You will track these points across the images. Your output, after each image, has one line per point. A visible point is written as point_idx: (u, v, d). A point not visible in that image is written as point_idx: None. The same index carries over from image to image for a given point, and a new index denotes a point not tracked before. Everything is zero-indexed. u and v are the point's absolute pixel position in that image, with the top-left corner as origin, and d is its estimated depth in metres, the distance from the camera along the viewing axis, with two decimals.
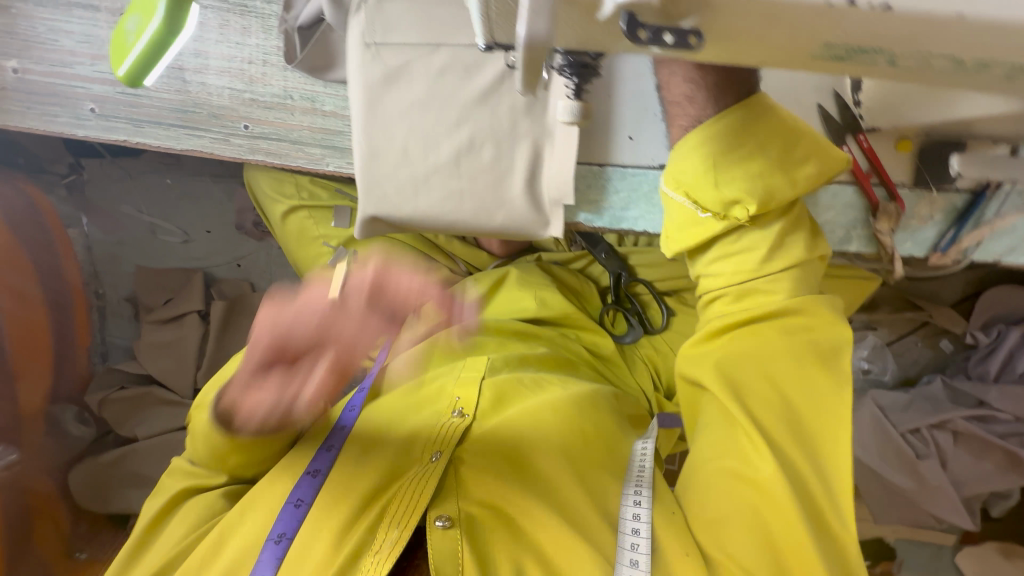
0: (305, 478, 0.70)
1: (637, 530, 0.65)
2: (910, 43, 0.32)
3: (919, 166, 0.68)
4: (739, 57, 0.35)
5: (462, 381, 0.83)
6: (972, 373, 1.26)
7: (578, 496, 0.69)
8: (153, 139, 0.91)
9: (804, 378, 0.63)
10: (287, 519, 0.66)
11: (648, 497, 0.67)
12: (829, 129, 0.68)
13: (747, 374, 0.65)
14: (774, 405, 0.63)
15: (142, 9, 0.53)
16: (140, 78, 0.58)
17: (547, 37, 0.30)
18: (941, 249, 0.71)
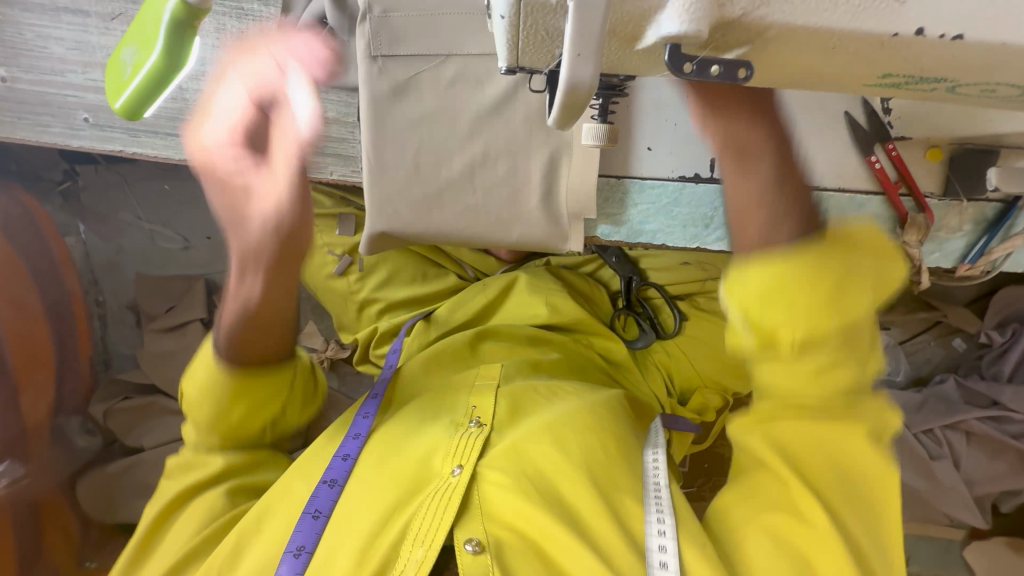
0: (322, 487, 0.70)
1: (664, 549, 0.61)
2: (977, 73, 0.34)
3: (951, 175, 0.66)
4: (794, 82, 0.37)
5: (478, 389, 0.80)
6: (985, 373, 1.25)
7: (602, 519, 0.63)
8: (150, 149, 0.87)
9: (854, 449, 0.57)
10: (306, 531, 0.65)
11: (670, 506, 0.66)
12: (857, 139, 0.66)
13: (794, 439, 0.59)
14: (820, 462, 0.58)
15: (139, 46, 0.62)
16: (136, 109, 0.65)
17: (593, 81, 0.31)
18: (969, 261, 0.70)
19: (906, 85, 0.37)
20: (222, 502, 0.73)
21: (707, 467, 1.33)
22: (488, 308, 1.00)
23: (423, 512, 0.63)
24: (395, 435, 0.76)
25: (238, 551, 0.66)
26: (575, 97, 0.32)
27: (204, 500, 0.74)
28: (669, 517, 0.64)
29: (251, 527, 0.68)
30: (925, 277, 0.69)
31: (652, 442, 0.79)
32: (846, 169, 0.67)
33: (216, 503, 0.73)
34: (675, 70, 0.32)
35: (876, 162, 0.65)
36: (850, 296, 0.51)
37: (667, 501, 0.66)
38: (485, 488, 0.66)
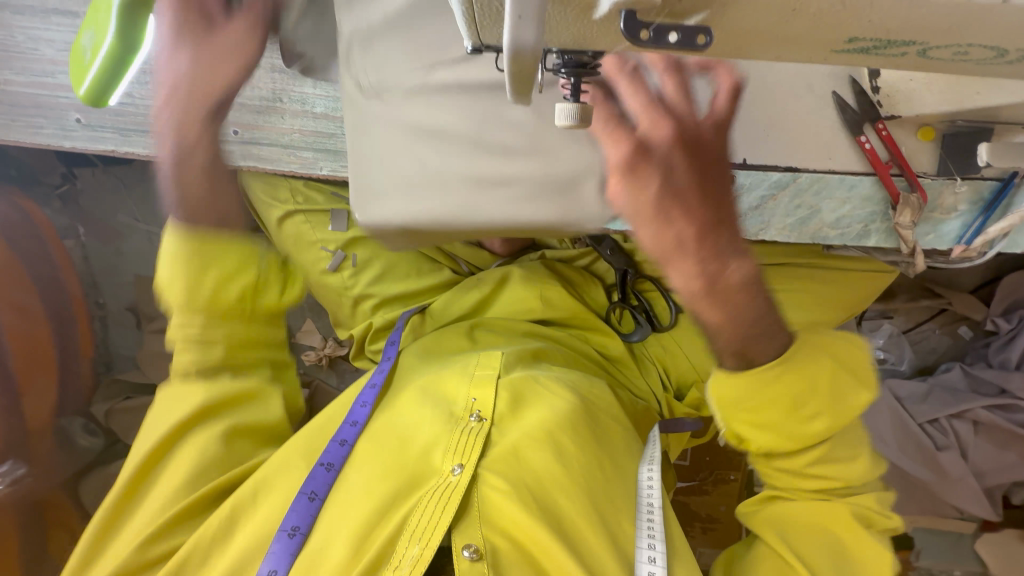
0: (302, 498, 0.66)
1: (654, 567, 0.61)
2: (946, 35, 0.33)
3: (943, 154, 0.64)
4: (755, 49, 0.37)
5: (478, 380, 0.77)
6: (992, 361, 1.21)
7: (593, 529, 0.63)
8: (141, 148, 0.88)
9: (849, 537, 0.65)
10: (300, 512, 0.65)
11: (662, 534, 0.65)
12: (846, 119, 0.64)
13: (797, 532, 0.67)
14: (817, 545, 0.65)
15: (99, 29, 0.64)
16: (100, 96, 0.68)
17: (536, 43, 0.33)
18: (965, 241, 0.68)
19: (874, 51, 0.36)
20: (213, 450, 0.72)
21: (709, 461, 1.30)
22: (482, 304, 0.98)
23: (422, 508, 0.62)
24: (395, 425, 0.74)
25: (233, 518, 0.66)
26: (520, 63, 0.34)
27: (195, 443, 0.73)
28: (660, 544, 0.63)
29: (248, 499, 0.68)
30: (920, 259, 0.68)
31: (648, 457, 0.76)
32: (837, 151, 0.65)
33: (208, 451, 0.72)
34: (631, 36, 0.34)
35: (866, 142, 0.63)
36: (808, 419, 0.62)
37: (660, 532, 0.65)
38: (485, 491, 0.65)
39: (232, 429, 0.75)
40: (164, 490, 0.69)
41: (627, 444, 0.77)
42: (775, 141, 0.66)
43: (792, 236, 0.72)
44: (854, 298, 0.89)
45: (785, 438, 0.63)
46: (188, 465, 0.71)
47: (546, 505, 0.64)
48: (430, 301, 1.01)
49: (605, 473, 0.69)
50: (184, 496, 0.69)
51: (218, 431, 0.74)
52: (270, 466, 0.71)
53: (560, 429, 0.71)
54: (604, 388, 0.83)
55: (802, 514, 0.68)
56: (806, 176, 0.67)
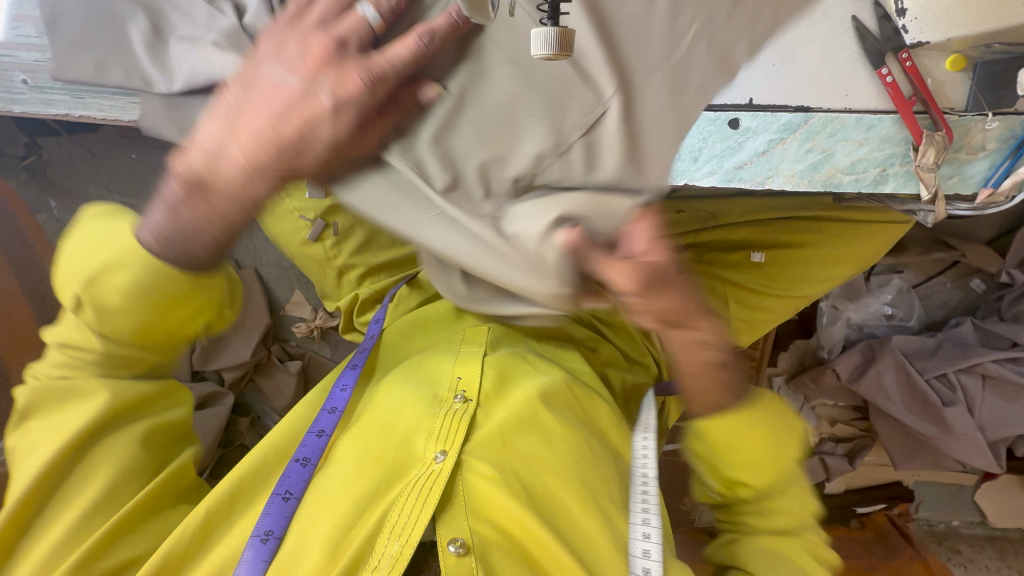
0: (294, 467, 0.66)
1: (649, 550, 0.61)
2: None
3: (974, 86, 0.57)
4: None
5: (463, 358, 0.77)
6: (1006, 315, 1.18)
7: (588, 520, 0.63)
8: (97, 110, 0.82)
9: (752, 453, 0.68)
10: (274, 515, 0.62)
11: (656, 504, 0.65)
12: (867, 48, 0.58)
13: (743, 470, 0.70)
14: (768, 472, 0.69)
15: None
16: None
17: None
18: (992, 184, 0.62)
19: None
20: (133, 457, 0.66)
21: None
22: None
23: (402, 505, 0.60)
24: (378, 408, 0.72)
25: (209, 528, 0.63)
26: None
27: (108, 454, 0.65)
28: (655, 518, 0.64)
29: (223, 508, 0.64)
30: (940, 207, 0.62)
31: (643, 425, 0.75)
32: (854, 86, 0.59)
33: (128, 458, 0.66)
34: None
35: (888, 75, 0.57)
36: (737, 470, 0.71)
37: (655, 506, 0.65)
38: (469, 477, 0.64)
39: (150, 431, 0.69)
40: (89, 494, 0.62)
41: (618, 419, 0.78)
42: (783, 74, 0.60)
43: (802, 184, 0.63)
44: (859, 251, 0.85)
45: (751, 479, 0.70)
46: (106, 472, 0.64)
47: (534, 491, 0.64)
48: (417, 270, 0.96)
49: (593, 452, 0.69)
50: (110, 490, 0.63)
51: (130, 439, 0.67)
52: (242, 468, 0.68)
53: (545, 406, 0.71)
54: (585, 366, 0.83)
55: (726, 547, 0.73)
56: (819, 115, 0.60)
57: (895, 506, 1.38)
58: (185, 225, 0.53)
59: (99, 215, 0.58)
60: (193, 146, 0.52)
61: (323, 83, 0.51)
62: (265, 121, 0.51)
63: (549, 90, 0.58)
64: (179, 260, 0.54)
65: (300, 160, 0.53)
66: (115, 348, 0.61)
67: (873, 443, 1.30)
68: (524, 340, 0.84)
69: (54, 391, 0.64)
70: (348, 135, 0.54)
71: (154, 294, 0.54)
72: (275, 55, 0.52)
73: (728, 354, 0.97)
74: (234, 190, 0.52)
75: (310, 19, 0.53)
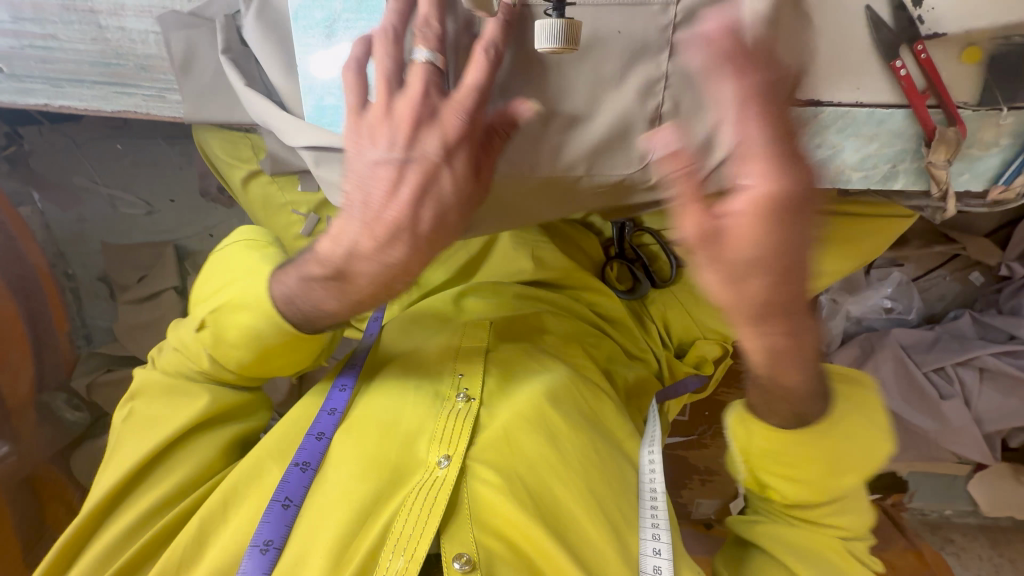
0: (293, 470, 0.65)
1: (659, 551, 0.63)
2: None
3: (988, 78, 0.55)
4: None
5: (466, 356, 0.76)
6: (1003, 308, 1.18)
7: (593, 526, 0.62)
8: (77, 100, 0.81)
9: (812, 451, 0.65)
10: (274, 523, 0.61)
11: (665, 522, 0.66)
12: (881, 39, 0.55)
13: (790, 465, 0.67)
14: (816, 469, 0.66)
15: None
16: None
17: None
18: (1003, 181, 0.61)
19: None
20: (208, 460, 0.71)
21: (709, 415, 1.28)
22: (472, 264, 0.92)
23: (406, 514, 0.60)
24: (376, 408, 0.70)
25: (203, 534, 0.62)
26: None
27: (191, 454, 0.70)
28: (665, 535, 0.64)
29: (217, 510, 0.64)
30: (951, 205, 0.62)
31: (649, 437, 0.76)
32: (867, 79, 0.56)
33: (203, 462, 0.70)
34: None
35: (902, 68, 0.55)
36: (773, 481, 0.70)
37: (664, 520, 0.66)
38: (475, 484, 0.63)
39: (227, 440, 0.73)
40: (161, 488, 0.67)
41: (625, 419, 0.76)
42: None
43: None
44: (863, 247, 0.82)
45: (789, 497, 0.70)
46: (181, 474, 0.69)
47: (538, 496, 0.63)
48: None
49: (599, 454, 0.68)
50: (182, 492, 0.68)
51: (215, 444, 0.72)
52: (236, 476, 0.66)
53: (549, 407, 0.70)
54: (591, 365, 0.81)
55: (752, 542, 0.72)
56: (829, 110, 0.58)
57: (888, 496, 1.38)
58: (318, 308, 0.63)
59: (239, 253, 0.73)
60: (329, 245, 0.59)
61: (433, 145, 0.55)
62: (382, 190, 0.56)
63: (565, 87, 0.55)
64: (300, 324, 0.66)
65: (444, 224, 0.57)
66: (218, 370, 0.72)
67: None
68: (530, 335, 0.82)
69: (162, 389, 0.72)
70: (470, 184, 0.56)
71: (268, 341, 0.67)
72: (366, 141, 0.55)
73: (728, 349, 0.94)
74: (371, 273, 0.58)
75: (380, 93, 0.55)
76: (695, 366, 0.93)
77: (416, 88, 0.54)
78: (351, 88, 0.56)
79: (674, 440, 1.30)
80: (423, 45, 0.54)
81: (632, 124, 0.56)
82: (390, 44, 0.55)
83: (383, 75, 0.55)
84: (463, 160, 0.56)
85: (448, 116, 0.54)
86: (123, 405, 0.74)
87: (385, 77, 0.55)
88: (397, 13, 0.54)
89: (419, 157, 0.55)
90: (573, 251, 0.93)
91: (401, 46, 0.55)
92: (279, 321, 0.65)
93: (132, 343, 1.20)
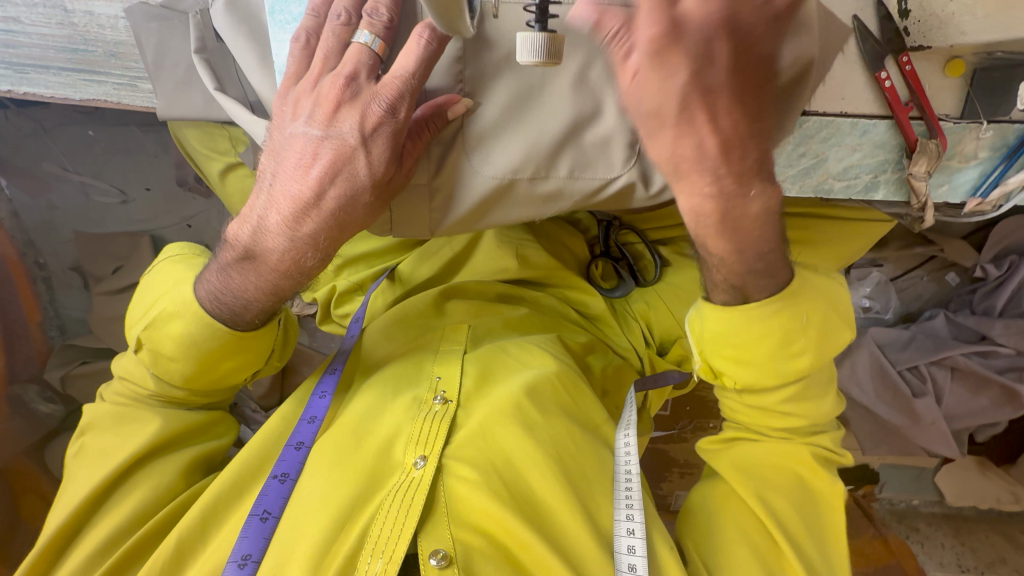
0: (272, 484, 0.66)
1: (632, 530, 0.63)
2: None
3: (970, 91, 0.56)
4: None
5: (443, 359, 0.76)
6: (977, 309, 1.19)
7: (576, 527, 0.62)
8: (42, 87, 0.78)
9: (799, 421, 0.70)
10: (253, 538, 0.62)
11: (640, 498, 0.65)
12: (866, 50, 0.55)
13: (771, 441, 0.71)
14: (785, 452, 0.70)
15: None
16: None
17: None
18: (981, 194, 0.62)
19: None
20: (167, 483, 0.69)
21: (689, 410, 1.30)
22: (455, 261, 0.91)
23: (385, 516, 0.60)
24: (349, 417, 0.70)
25: (180, 556, 0.62)
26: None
27: (147, 477, 0.69)
28: (639, 514, 0.64)
29: (196, 533, 0.63)
30: (929, 215, 0.61)
31: (625, 422, 0.74)
32: (851, 90, 0.57)
33: (159, 486, 0.68)
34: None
35: (886, 79, 0.55)
36: (793, 358, 0.64)
37: (639, 500, 0.65)
38: (451, 483, 0.63)
39: (189, 459, 0.72)
40: (121, 511, 0.66)
41: (601, 410, 0.76)
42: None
43: (794, 189, 0.62)
44: (848, 249, 0.80)
45: (764, 375, 0.65)
46: (139, 495, 0.67)
47: (517, 492, 0.63)
48: (398, 261, 0.93)
49: (579, 448, 0.68)
50: (141, 514, 0.66)
51: (174, 465, 0.70)
52: (215, 491, 0.66)
53: (527, 401, 0.70)
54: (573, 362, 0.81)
55: (773, 450, 0.70)
56: (814, 119, 0.58)
57: (860, 486, 1.39)
58: (239, 291, 0.63)
59: (175, 266, 0.73)
60: (244, 222, 0.61)
61: (350, 126, 0.54)
62: (299, 176, 0.56)
63: (534, 92, 0.55)
64: (230, 317, 0.65)
65: (353, 206, 0.57)
66: (168, 389, 0.72)
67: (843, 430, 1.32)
68: (509, 332, 0.82)
69: (119, 409, 0.72)
70: (386, 169, 0.56)
71: (206, 347, 0.66)
72: (292, 112, 0.56)
73: None
74: (283, 260, 0.60)
75: (314, 69, 0.55)
76: (676, 364, 0.91)
77: (347, 69, 0.53)
78: (293, 60, 0.56)
79: (656, 435, 1.32)
80: (366, 29, 0.53)
81: (582, 126, 0.56)
82: (337, 25, 0.54)
83: (322, 54, 0.55)
84: (380, 147, 0.55)
85: (365, 99, 0.54)
86: (75, 440, 0.73)
87: (324, 55, 0.54)
88: None
89: (339, 142, 0.55)
90: (558, 249, 0.92)
91: (349, 29, 0.55)
92: (210, 319, 0.65)
93: (106, 336, 1.17)
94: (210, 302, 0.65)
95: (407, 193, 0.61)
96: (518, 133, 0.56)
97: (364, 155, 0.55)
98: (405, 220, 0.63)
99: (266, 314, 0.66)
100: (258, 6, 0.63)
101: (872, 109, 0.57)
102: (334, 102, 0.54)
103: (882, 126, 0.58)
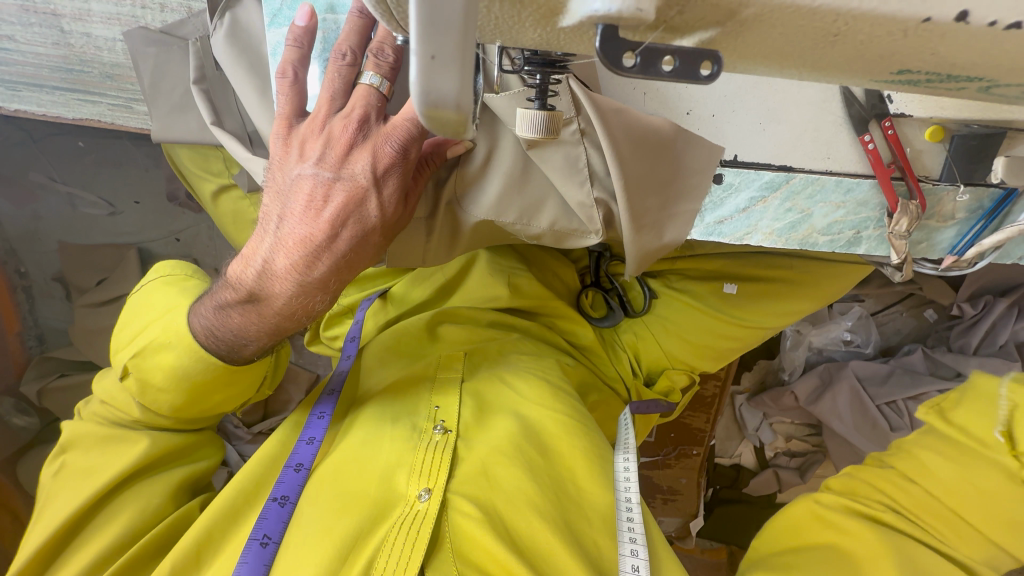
0: (272, 506, 0.65)
1: (637, 566, 0.60)
2: (933, 41, 0.28)
3: (949, 157, 0.59)
4: (766, 40, 0.30)
5: (441, 388, 0.76)
6: (953, 345, 1.23)
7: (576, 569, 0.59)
8: (34, 105, 0.78)
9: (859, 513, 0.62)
10: (252, 563, 0.60)
11: (644, 535, 0.63)
12: (851, 114, 0.59)
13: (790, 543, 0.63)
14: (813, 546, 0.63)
15: None
16: None
17: (457, 95, 0.26)
18: (957, 251, 0.64)
19: (924, 83, 0.33)
20: (154, 505, 0.68)
21: (674, 437, 1.29)
22: (448, 287, 0.91)
23: (389, 550, 0.60)
24: (349, 448, 0.70)
25: None
26: (439, 117, 0.27)
27: (132, 499, 0.67)
28: (644, 549, 0.62)
29: (189, 562, 0.62)
30: (908, 270, 0.63)
31: (623, 444, 0.75)
32: (836, 150, 0.60)
33: (147, 507, 0.67)
34: (613, 63, 0.28)
35: (870, 142, 0.58)
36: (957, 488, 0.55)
37: (642, 533, 0.63)
38: (456, 517, 0.63)
39: (175, 484, 0.71)
40: (105, 539, 0.64)
41: (599, 437, 0.75)
42: (735, 122, 0.60)
43: (779, 242, 0.63)
44: (829, 291, 0.82)
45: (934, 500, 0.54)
46: (124, 518, 0.66)
47: (516, 528, 0.63)
48: (390, 285, 0.93)
49: (574, 488, 0.68)
50: (123, 539, 0.64)
51: (161, 487, 0.69)
52: (208, 518, 0.64)
53: (525, 439, 0.70)
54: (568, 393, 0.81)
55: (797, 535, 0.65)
56: (800, 176, 0.60)
57: None
58: (239, 330, 0.63)
59: (162, 287, 0.72)
60: (248, 263, 0.61)
61: (360, 166, 0.54)
62: (311, 218, 0.56)
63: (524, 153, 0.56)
64: (225, 352, 0.64)
65: (363, 246, 0.58)
66: (153, 415, 0.71)
67: (824, 459, 1.33)
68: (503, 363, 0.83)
69: (98, 429, 0.71)
70: (396, 209, 0.57)
71: (196, 377, 0.65)
72: (298, 154, 0.56)
73: (696, 379, 0.92)
74: (288, 299, 0.60)
75: (321, 111, 0.55)
76: (664, 395, 0.91)
77: (356, 112, 0.53)
78: (285, 99, 0.57)
79: (641, 461, 1.33)
80: (371, 69, 0.52)
81: (563, 181, 0.55)
82: (343, 65, 0.54)
83: (327, 94, 0.55)
84: (389, 189, 0.55)
85: (375, 140, 0.53)
86: (52, 460, 0.71)
87: (329, 95, 0.55)
88: (353, 36, 0.53)
89: (349, 185, 0.55)
90: (549, 278, 0.92)
91: (355, 69, 0.54)
92: (204, 353, 0.64)
93: (86, 349, 1.15)
94: (204, 338, 0.64)
95: (407, 229, 0.62)
96: (496, 182, 0.58)
97: (372, 198, 0.55)
98: (405, 252, 0.64)
99: (264, 351, 0.66)
100: (261, 39, 0.64)
101: (862, 168, 0.60)
102: (344, 145, 0.54)
103: (871, 185, 0.60)
